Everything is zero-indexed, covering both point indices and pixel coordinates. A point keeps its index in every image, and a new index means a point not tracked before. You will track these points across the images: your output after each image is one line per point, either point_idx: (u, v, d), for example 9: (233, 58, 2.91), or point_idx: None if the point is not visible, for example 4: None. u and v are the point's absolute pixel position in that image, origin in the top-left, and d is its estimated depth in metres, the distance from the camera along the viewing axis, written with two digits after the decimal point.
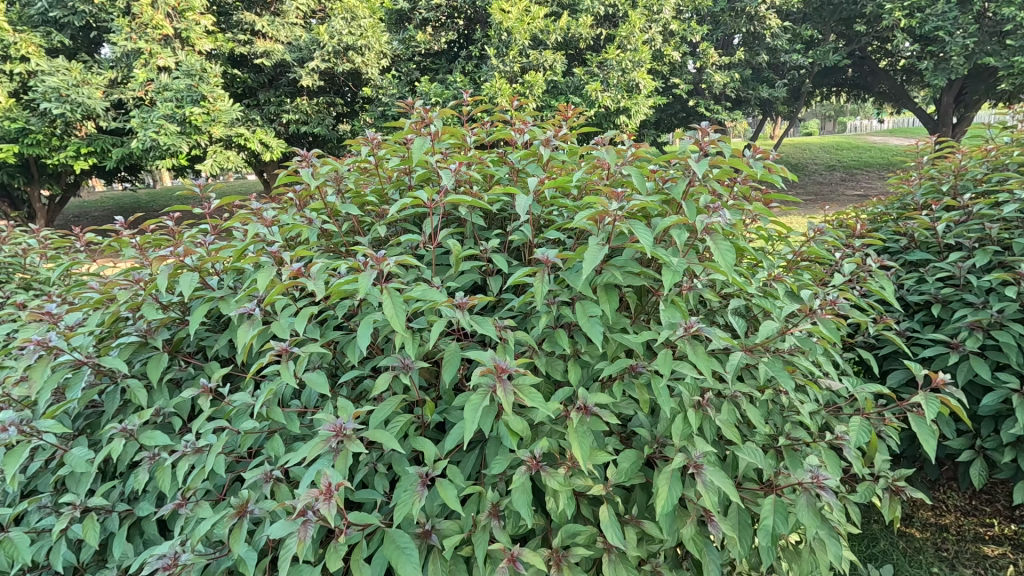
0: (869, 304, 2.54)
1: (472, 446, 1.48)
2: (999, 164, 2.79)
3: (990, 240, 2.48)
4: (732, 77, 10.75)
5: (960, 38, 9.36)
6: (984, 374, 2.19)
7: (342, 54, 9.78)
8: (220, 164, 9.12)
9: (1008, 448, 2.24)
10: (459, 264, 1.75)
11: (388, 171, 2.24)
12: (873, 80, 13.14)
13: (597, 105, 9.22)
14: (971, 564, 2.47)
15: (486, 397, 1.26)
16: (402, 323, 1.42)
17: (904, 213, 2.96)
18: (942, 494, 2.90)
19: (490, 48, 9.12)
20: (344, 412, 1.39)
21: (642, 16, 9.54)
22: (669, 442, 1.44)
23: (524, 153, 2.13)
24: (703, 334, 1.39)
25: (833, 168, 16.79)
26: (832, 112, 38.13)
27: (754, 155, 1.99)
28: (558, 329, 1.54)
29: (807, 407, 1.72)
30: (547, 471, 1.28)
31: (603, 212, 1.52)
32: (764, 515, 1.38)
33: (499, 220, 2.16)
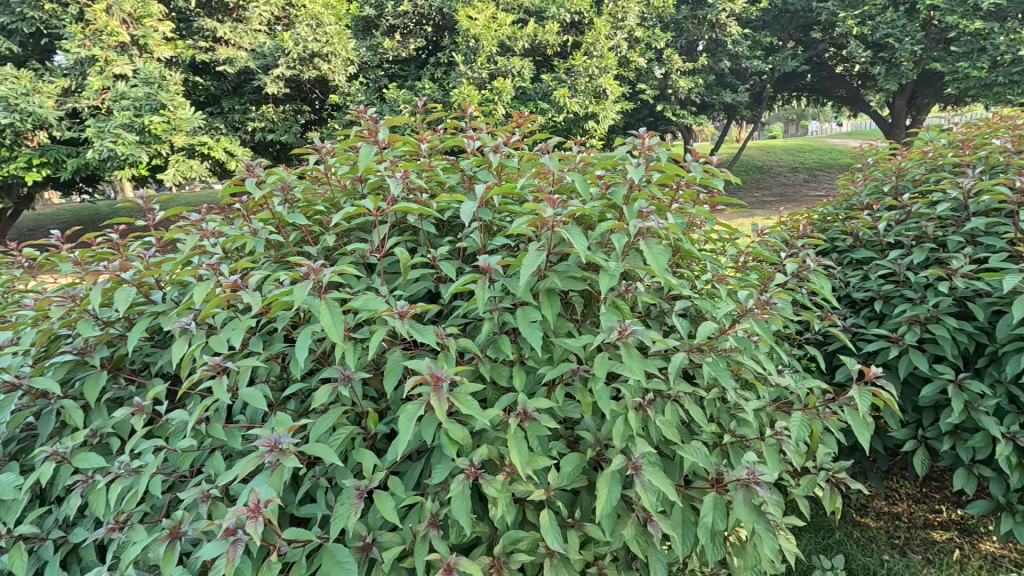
0: (817, 303, 2.62)
1: (417, 455, 1.49)
2: (936, 165, 2.90)
3: (926, 237, 2.58)
4: (697, 82, 10.97)
5: (909, 44, 9.77)
6: (921, 366, 2.29)
7: (307, 61, 9.60)
8: (183, 174, 8.87)
9: (947, 436, 2.33)
10: (406, 272, 1.75)
11: (338, 179, 2.21)
12: (830, 85, 13.60)
13: (565, 111, 9.30)
14: (920, 550, 2.56)
15: (421, 406, 1.26)
16: (340, 334, 1.42)
17: (851, 213, 3.07)
18: (895, 483, 3.00)
19: (458, 55, 9.12)
20: (281, 426, 1.38)
21: (607, 23, 9.71)
22: (611, 444, 1.47)
23: (476, 160, 2.14)
24: (638, 336, 1.42)
25: (797, 170, 17.29)
26: (795, 116, 39.40)
27: (695, 161, 2.04)
28: (502, 335, 1.55)
29: (752, 404, 1.77)
30: (485, 479, 1.30)
31: (542, 218, 1.55)
32: (703, 513, 1.43)
33: (451, 227, 2.16)
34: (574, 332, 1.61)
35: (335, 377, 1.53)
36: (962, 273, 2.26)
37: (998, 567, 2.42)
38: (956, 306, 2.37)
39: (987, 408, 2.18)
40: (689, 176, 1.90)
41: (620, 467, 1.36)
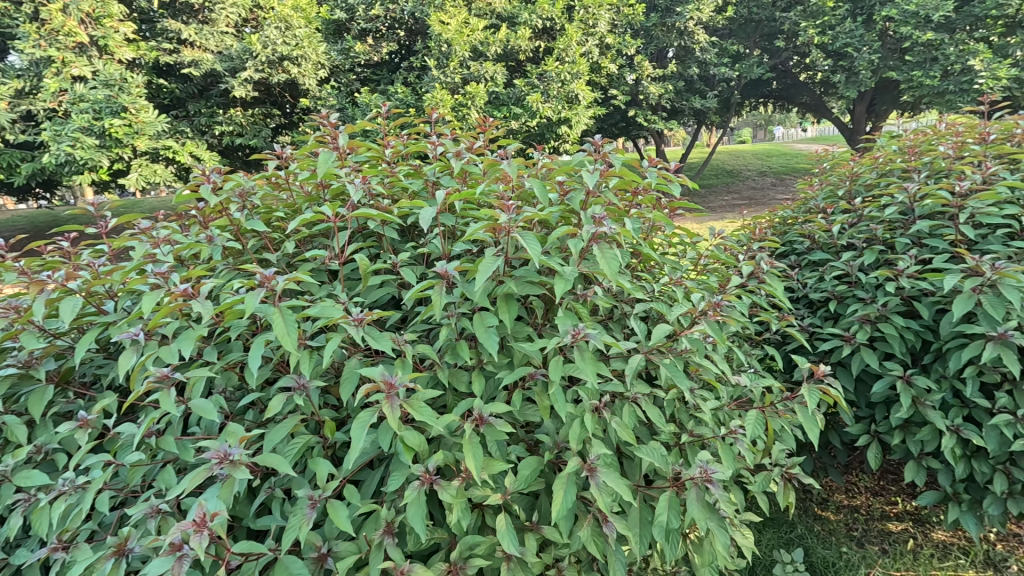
0: (776, 304, 2.70)
1: (376, 464, 1.48)
2: (885, 169, 3.02)
3: (876, 239, 2.69)
4: (667, 88, 11.17)
5: (866, 54, 10.16)
6: (872, 363, 2.38)
7: (276, 65, 9.40)
8: (146, 178, 8.60)
9: (897, 430, 2.42)
10: (367, 278, 1.74)
11: (298, 185, 2.18)
12: (795, 92, 14.00)
13: (538, 116, 9.36)
14: (877, 541, 2.65)
15: (375, 414, 1.26)
16: (294, 342, 1.40)
17: (807, 216, 3.17)
18: (854, 477, 3.10)
19: (430, 59, 9.08)
20: (232, 437, 1.36)
21: (578, 30, 9.82)
22: (568, 446, 1.50)
23: (438, 166, 2.14)
24: (592, 340, 1.45)
25: (765, 174, 17.75)
26: (763, 122, 40.51)
27: (652, 166, 2.09)
28: (460, 340, 1.56)
29: (709, 404, 1.82)
30: (441, 485, 1.30)
31: (497, 223, 1.56)
32: (659, 513, 1.46)
33: (414, 233, 2.15)
34: (533, 336, 1.63)
35: (291, 387, 1.51)
36: (908, 273, 2.37)
37: (948, 554, 2.52)
38: (903, 305, 2.47)
39: (933, 402, 2.29)
40: (646, 182, 1.96)
41: (576, 469, 1.39)
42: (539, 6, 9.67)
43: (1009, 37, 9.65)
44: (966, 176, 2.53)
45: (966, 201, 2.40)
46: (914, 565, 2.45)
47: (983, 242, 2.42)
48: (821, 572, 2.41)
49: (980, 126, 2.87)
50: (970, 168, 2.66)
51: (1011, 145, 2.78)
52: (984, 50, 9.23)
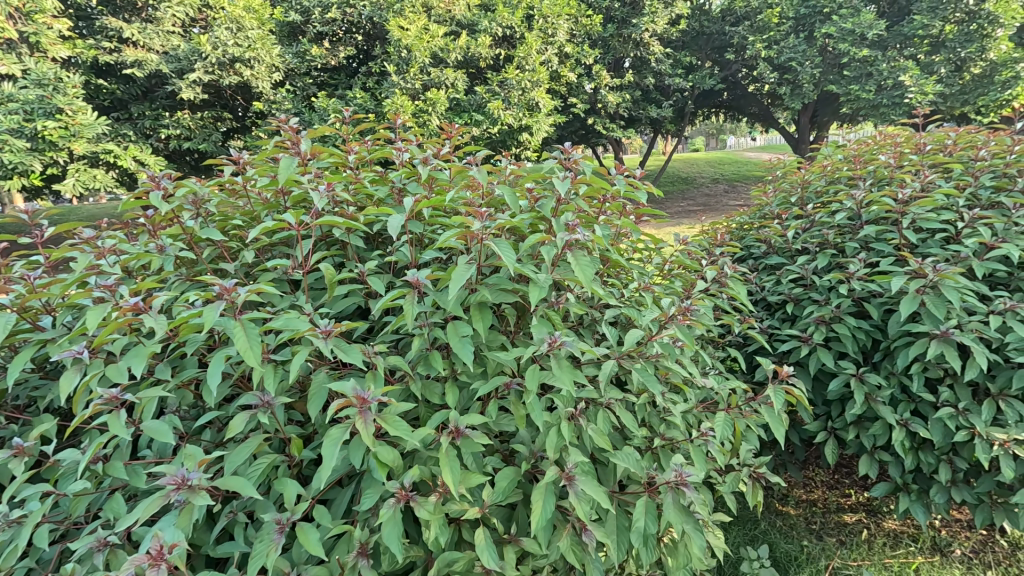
0: (736, 307, 2.78)
1: (348, 482, 1.43)
2: (833, 177, 3.18)
3: (828, 244, 2.82)
4: (625, 97, 11.42)
5: (809, 68, 10.70)
6: (828, 363, 2.49)
7: (227, 66, 9.02)
8: (84, 184, 8.05)
9: (851, 426, 2.53)
10: (333, 288, 1.68)
11: (257, 192, 2.08)
12: (744, 103, 14.59)
13: (499, 123, 9.37)
14: (834, 532, 2.76)
15: (347, 430, 1.21)
16: (257, 357, 1.34)
17: (763, 222, 3.30)
18: (811, 472, 3.22)
19: (389, 65, 8.95)
20: (190, 460, 1.28)
21: (538, 38, 9.91)
22: (545, 455, 1.48)
23: (405, 173, 2.10)
24: (568, 347, 1.45)
25: (718, 181, 18.45)
26: (713, 133, 42.06)
27: (619, 174, 2.13)
28: (433, 350, 1.53)
29: (679, 407, 1.85)
30: (418, 502, 1.27)
31: (470, 232, 1.54)
32: (636, 519, 1.47)
33: (381, 240, 2.10)
34: (506, 345, 1.61)
35: (253, 404, 1.44)
36: (858, 276, 2.49)
37: (899, 542, 2.65)
38: (854, 306, 2.59)
39: (883, 398, 2.41)
40: (614, 189, 1.99)
41: (554, 478, 1.38)
42: (499, 14, 9.75)
43: (933, 55, 10.39)
44: (907, 183, 2.68)
45: (908, 207, 2.55)
46: (870, 554, 2.56)
47: (924, 246, 2.57)
48: (785, 566, 2.49)
49: (916, 137, 3.06)
50: (909, 176, 2.82)
51: (944, 155, 2.97)
52: (912, 67, 9.90)
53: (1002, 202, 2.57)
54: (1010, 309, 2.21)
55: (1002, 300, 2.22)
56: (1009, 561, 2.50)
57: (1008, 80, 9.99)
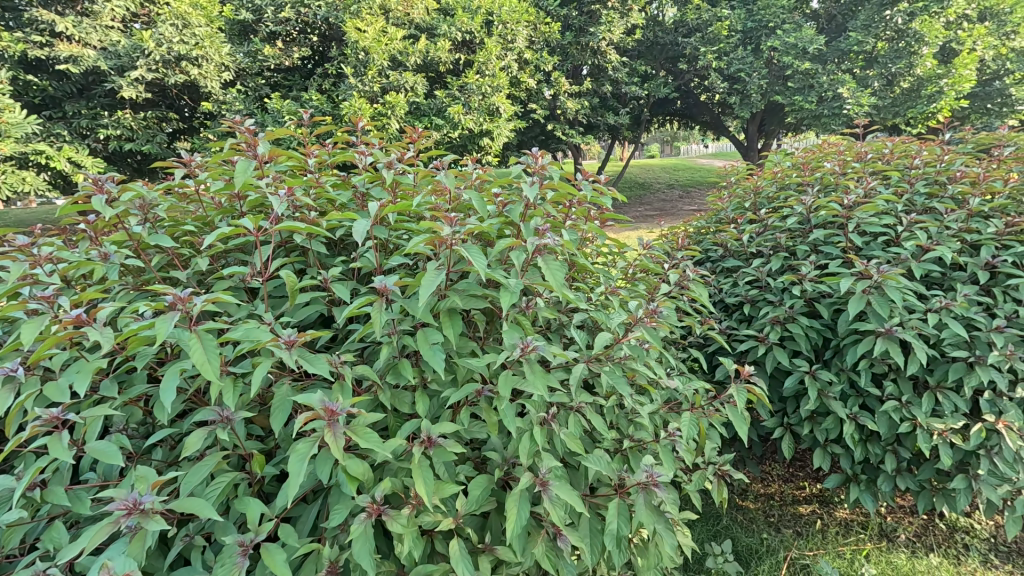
0: (697, 309, 2.86)
1: (315, 497, 1.38)
2: (783, 183, 3.33)
3: (780, 247, 2.95)
4: (583, 104, 11.60)
5: (756, 78, 11.21)
6: (783, 361, 2.60)
7: (172, 64, 8.58)
8: (11, 186, 7.51)
9: (806, 421, 2.64)
10: (294, 296, 1.61)
11: (211, 196, 1.99)
12: (697, 111, 15.10)
13: (460, 128, 9.34)
14: (790, 524, 2.87)
15: (315, 444, 1.17)
16: (215, 370, 1.27)
17: (720, 226, 3.42)
18: (768, 466, 3.34)
19: (346, 67, 8.77)
20: (142, 483, 1.20)
21: (498, 44, 9.92)
22: (518, 462, 1.48)
23: (369, 177, 2.05)
24: (540, 352, 1.45)
25: (673, 186, 19.05)
26: (667, 140, 43.41)
27: (584, 179, 2.16)
28: (402, 358, 1.49)
29: (647, 408, 1.88)
30: (390, 515, 1.24)
31: (439, 237, 1.52)
32: (609, 522, 1.48)
33: (345, 246, 2.04)
34: (477, 351, 1.60)
35: (210, 420, 1.37)
36: (810, 277, 2.62)
37: (850, 530, 2.79)
38: (806, 307, 2.72)
39: (834, 393, 2.53)
40: (580, 195, 2.01)
41: (529, 485, 1.37)
42: (458, 19, 9.70)
43: (867, 70, 11.06)
44: (851, 190, 2.83)
45: (853, 212, 2.70)
46: (824, 543, 2.68)
47: (867, 249, 2.73)
48: (747, 560, 2.56)
49: (858, 146, 3.25)
50: (853, 183, 2.98)
51: (883, 163, 3.16)
52: (849, 80, 10.49)
53: (934, 207, 2.75)
54: (946, 308, 2.36)
55: (938, 299, 2.38)
56: (948, 543, 2.68)
57: (933, 94, 10.62)
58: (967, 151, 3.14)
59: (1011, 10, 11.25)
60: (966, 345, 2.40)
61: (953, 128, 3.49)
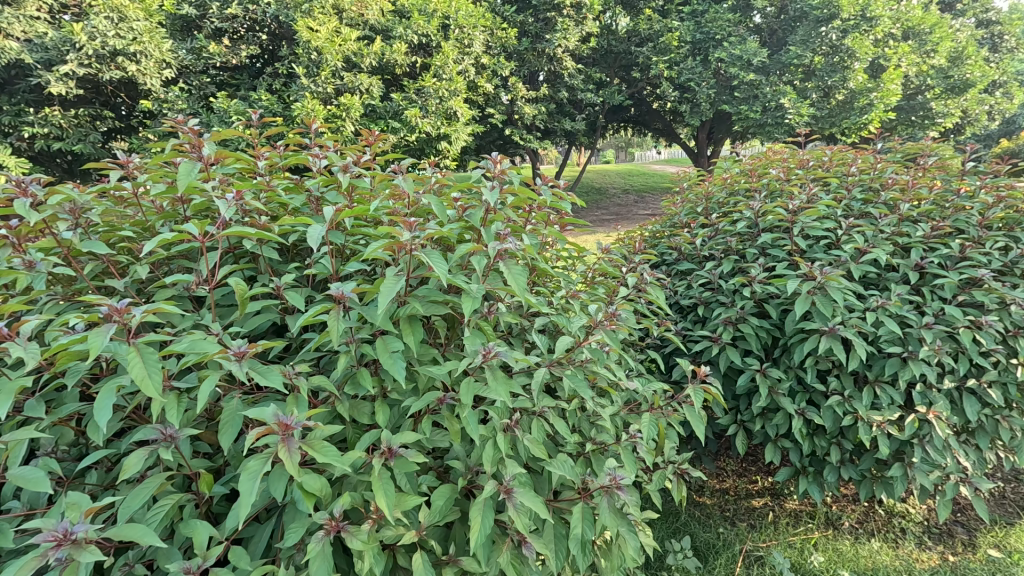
0: (654, 311, 2.93)
1: (268, 516, 1.32)
2: (732, 189, 3.46)
3: (731, 250, 3.07)
4: (540, 110, 11.72)
5: (705, 88, 11.66)
6: (736, 360, 2.69)
7: (107, 59, 8.06)
8: None
9: (758, 417, 2.75)
10: (244, 305, 1.53)
11: (151, 200, 1.87)
12: (649, 119, 15.52)
13: (417, 131, 9.26)
14: (744, 518, 2.98)
15: (267, 461, 1.11)
16: (157, 386, 1.18)
17: (674, 230, 3.52)
18: (723, 462, 3.46)
19: (298, 67, 8.52)
20: (74, 511, 1.10)
21: (454, 48, 9.90)
22: (481, 469, 1.47)
23: (323, 180, 1.98)
24: (502, 358, 1.44)
25: (628, 192, 19.52)
26: (622, 147, 44.40)
27: (544, 184, 2.17)
28: (361, 368, 1.45)
29: (609, 411, 1.90)
30: (349, 532, 1.20)
31: (399, 242, 1.49)
32: (574, 526, 1.49)
33: (298, 253, 1.97)
34: (438, 358, 1.58)
35: (152, 439, 1.28)
36: (759, 279, 2.73)
37: (799, 521, 2.91)
38: (756, 307, 2.83)
39: (783, 390, 2.64)
40: (541, 200, 2.01)
41: (493, 493, 1.36)
42: (414, 22, 9.57)
43: (806, 82, 11.69)
44: (795, 196, 2.97)
45: (797, 216, 2.84)
46: (776, 534, 2.78)
47: (811, 251, 2.87)
48: (705, 555, 2.64)
49: (799, 154, 3.41)
50: (797, 189, 3.13)
51: (823, 170, 3.34)
52: (790, 91, 11.07)
53: (869, 211, 2.93)
54: (882, 306, 2.52)
55: (875, 298, 2.52)
56: (887, 528, 2.84)
57: (865, 107, 11.31)
58: (897, 159, 3.36)
59: (931, 30, 12.19)
60: (900, 341, 2.56)
61: (884, 138, 3.73)
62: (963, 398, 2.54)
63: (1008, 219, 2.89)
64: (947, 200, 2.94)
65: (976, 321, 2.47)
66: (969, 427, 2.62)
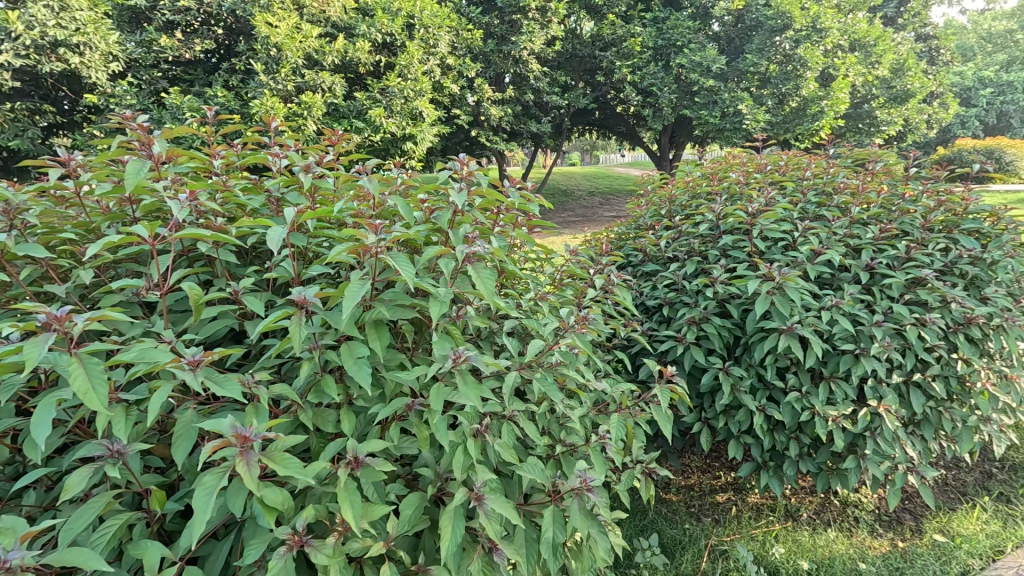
0: (621, 312, 2.97)
1: (227, 532, 1.26)
2: (695, 192, 3.54)
3: (694, 252, 3.14)
4: (506, 112, 11.74)
5: (666, 93, 11.93)
6: (699, 359, 2.75)
7: (47, 50, 7.60)
8: None
9: (721, 415, 2.82)
10: (199, 310, 1.46)
11: (96, 200, 1.76)
12: (614, 123, 15.77)
13: (382, 131, 9.12)
14: (708, 513, 3.05)
15: (224, 476, 1.06)
16: (102, 400, 1.11)
17: (640, 232, 3.57)
18: (688, 459, 3.52)
19: (256, 63, 8.23)
20: (7, 537, 1.02)
21: (419, 48, 9.80)
22: (451, 476, 1.44)
23: (284, 181, 1.91)
24: (472, 362, 1.42)
25: (594, 194, 19.78)
26: (587, 150, 44.90)
27: (512, 186, 2.16)
28: (325, 375, 1.40)
29: (578, 412, 1.90)
30: (314, 546, 1.15)
31: (365, 245, 1.45)
32: (545, 530, 1.49)
33: (256, 256, 1.89)
34: (406, 363, 1.54)
35: (98, 455, 1.20)
36: (721, 280, 2.81)
37: (761, 513, 3.00)
38: (719, 307, 2.90)
39: (745, 388, 2.72)
40: (509, 202, 2.00)
41: (463, 500, 1.34)
42: (378, 20, 9.41)
43: (762, 89, 12.12)
44: (754, 199, 3.07)
45: (756, 219, 2.94)
46: (738, 528, 2.86)
47: (769, 253, 2.96)
48: (672, 551, 2.68)
49: (757, 159, 3.52)
50: (755, 192, 3.24)
51: (779, 174, 3.46)
52: (747, 98, 11.45)
53: (823, 214, 3.06)
54: (836, 305, 2.62)
55: (829, 298, 2.63)
56: (842, 518, 2.97)
57: (816, 114, 11.88)
58: (847, 165, 3.51)
59: (875, 43, 12.86)
60: (853, 338, 2.68)
61: (836, 143, 3.89)
62: (910, 391, 2.67)
63: (947, 222, 3.07)
64: (893, 204, 3.10)
65: (921, 319, 2.60)
66: (915, 419, 2.76)
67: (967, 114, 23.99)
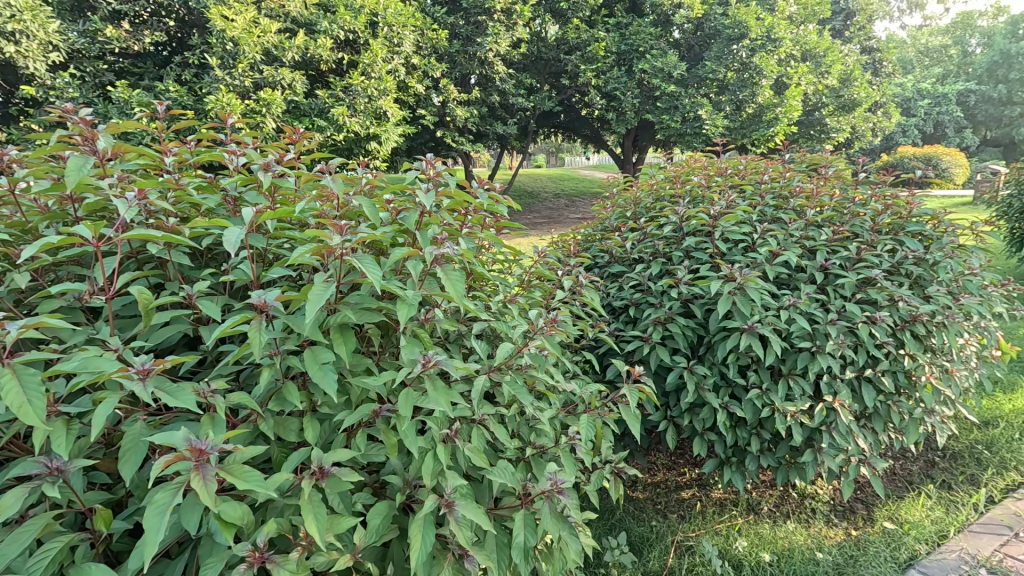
0: (588, 314, 2.99)
1: (181, 550, 1.19)
2: (659, 195, 3.61)
3: (659, 253, 3.19)
4: (472, 113, 11.69)
5: (630, 97, 12.15)
6: (665, 358, 2.80)
7: None
8: None
9: (686, 413, 2.88)
10: (148, 316, 1.37)
11: (31, 198, 1.63)
12: (579, 126, 15.95)
13: (345, 130, 8.92)
14: (673, 509, 3.11)
15: (178, 492, 0.99)
16: (40, 414, 1.03)
17: (606, 234, 3.61)
18: (654, 456, 3.58)
19: (211, 58, 7.91)
20: None
21: (383, 46, 9.63)
22: (420, 483, 1.41)
23: (240, 180, 1.83)
24: (443, 366, 1.39)
25: (559, 196, 19.96)
26: (552, 152, 45.20)
27: (480, 187, 2.13)
28: (287, 382, 1.34)
29: (548, 414, 1.89)
30: (277, 562, 1.10)
31: (328, 246, 1.40)
32: (517, 534, 1.48)
33: (211, 257, 1.80)
34: (372, 367, 1.50)
35: (34, 473, 1.11)
36: (685, 281, 2.87)
37: (724, 509, 3.08)
38: (683, 307, 2.96)
39: (708, 386, 2.78)
40: (476, 203, 1.98)
41: (434, 507, 1.31)
42: (340, 17, 9.19)
43: (720, 95, 12.50)
44: (716, 202, 3.15)
45: (718, 222, 3.02)
46: (703, 523, 2.92)
47: (729, 254, 3.05)
48: (640, 549, 2.72)
49: (717, 162, 3.61)
50: (716, 195, 3.33)
51: (739, 177, 3.56)
52: (707, 104, 11.77)
53: (780, 217, 3.17)
54: (794, 305, 2.71)
55: (787, 298, 2.72)
56: (800, 509, 3.08)
57: (771, 120, 12.34)
58: (802, 169, 3.66)
59: (824, 54, 13.45)
60: (809, 337, 2.78)
61: (791, 147, 4.04)
62: (862, 386, 2.80)
63: (893, 225, 3.24)
64: (845, 207, 3.24)
65: (871, 317, 2.72)
66: (866, 412, 2.90)
67: (907, 124, 25.40)
